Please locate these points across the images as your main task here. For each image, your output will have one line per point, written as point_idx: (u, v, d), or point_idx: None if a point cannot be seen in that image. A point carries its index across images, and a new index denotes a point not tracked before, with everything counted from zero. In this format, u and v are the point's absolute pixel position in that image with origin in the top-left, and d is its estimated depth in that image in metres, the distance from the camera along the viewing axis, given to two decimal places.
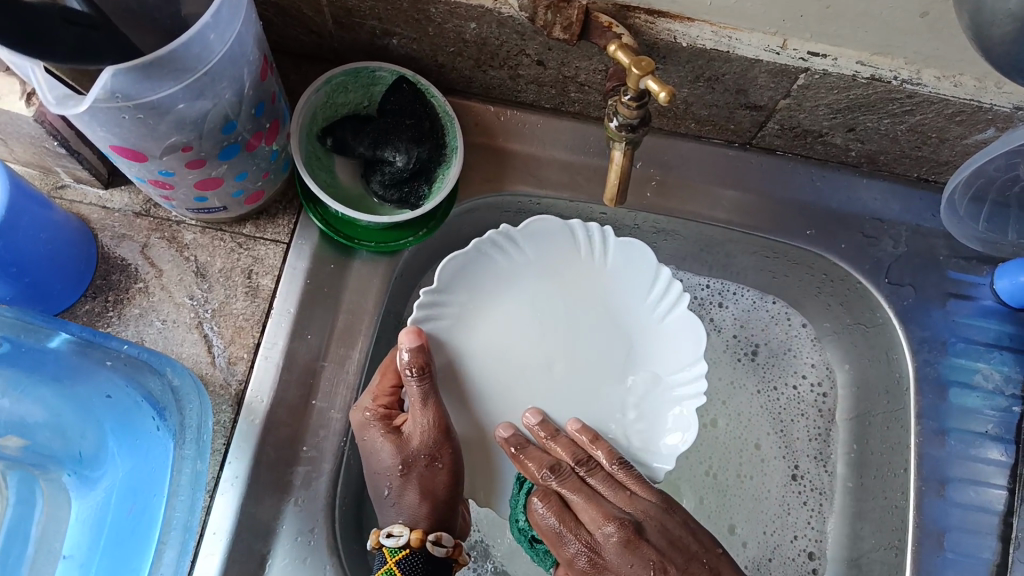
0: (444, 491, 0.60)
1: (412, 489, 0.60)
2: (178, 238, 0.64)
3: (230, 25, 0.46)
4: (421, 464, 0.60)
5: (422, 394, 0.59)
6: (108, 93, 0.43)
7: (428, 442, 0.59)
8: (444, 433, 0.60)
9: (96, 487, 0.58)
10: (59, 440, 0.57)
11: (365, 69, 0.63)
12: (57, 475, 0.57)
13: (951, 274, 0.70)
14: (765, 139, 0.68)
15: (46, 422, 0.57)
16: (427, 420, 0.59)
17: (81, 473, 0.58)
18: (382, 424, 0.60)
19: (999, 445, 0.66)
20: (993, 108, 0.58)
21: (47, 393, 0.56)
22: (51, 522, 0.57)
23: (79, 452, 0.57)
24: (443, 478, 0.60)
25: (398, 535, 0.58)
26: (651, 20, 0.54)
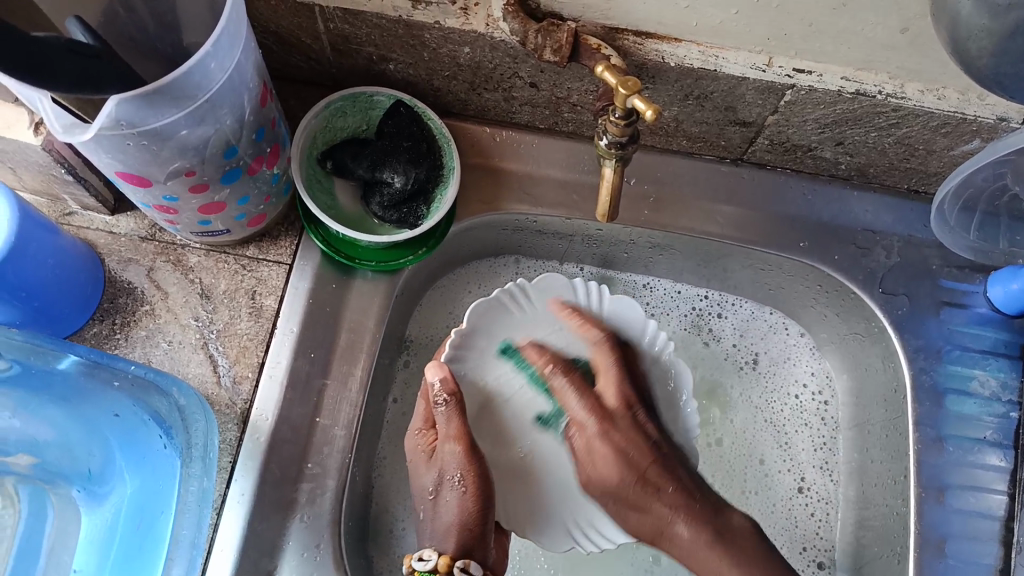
0: (480, 518, 0.59)
1: (446, 511, 0.59)
2: (183, 261, 0.65)
3: (230, 54, 0.48)
4: (450, 490, 0.59)
5: (445, 418, 0.59)
6: (113, 122, 0.45)
7: (456, 466, 0.59)
8: (473, 456, 0.60)
9: (100, 503, 0.59)
10: (67, 457, 0.58)
11: (362, 94, 0.65)
12: (66, 491, 0.59)
13: (944, 283, 0.71)
14: (756, 154, 0.70)
15: (55, 441, 0.58)
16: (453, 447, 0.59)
17: (90, 488, 0.59)
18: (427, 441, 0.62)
19: (998, 450, 0.67)
20: (977, 120, 0.59)
21: (55, 412, 0.57)
22: (60, 537, 0.58)
23: (88, 469, 0.59)
24: (473, 506, 0.59)
25: (427, 560, 0.56)
26: (639, 41, 0.56)
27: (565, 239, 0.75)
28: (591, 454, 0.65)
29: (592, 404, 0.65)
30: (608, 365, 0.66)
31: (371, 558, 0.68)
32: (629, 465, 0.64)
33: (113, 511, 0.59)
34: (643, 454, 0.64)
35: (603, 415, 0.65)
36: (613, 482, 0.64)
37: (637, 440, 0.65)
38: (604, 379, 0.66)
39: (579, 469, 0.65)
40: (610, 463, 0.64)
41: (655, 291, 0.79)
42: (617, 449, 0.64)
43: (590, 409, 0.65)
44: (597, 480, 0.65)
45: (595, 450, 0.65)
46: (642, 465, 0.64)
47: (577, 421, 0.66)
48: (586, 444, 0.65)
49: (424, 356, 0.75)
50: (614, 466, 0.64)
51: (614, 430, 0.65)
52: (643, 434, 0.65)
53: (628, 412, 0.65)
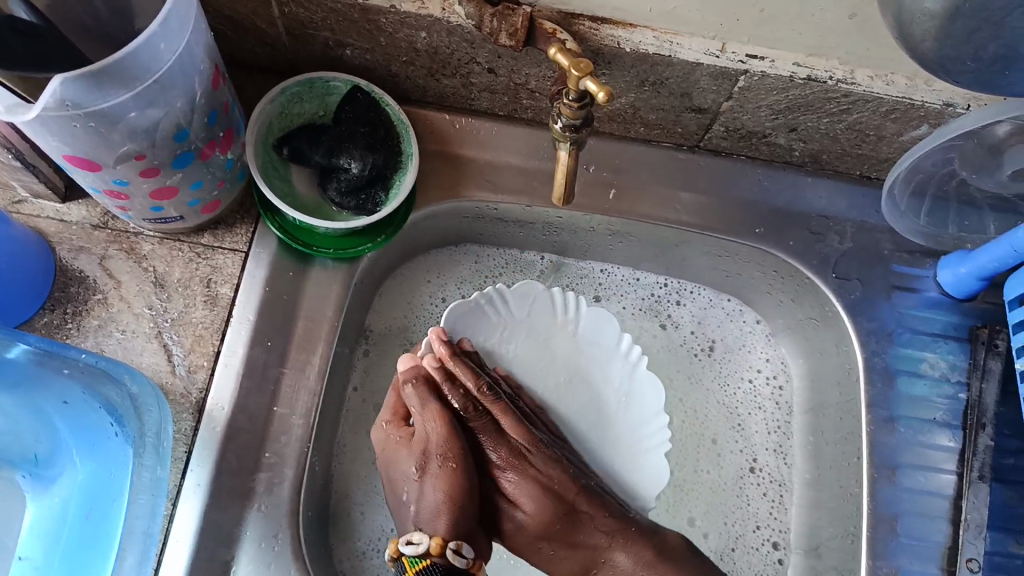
0: (464, 491, 0.58)
1: (433, 489, 0.58)
2: (137, 249, 0.65)
3: (179, 33, 0.48)
4: (436, 465, 0.59)
5: (420, 399, 0.61)
6: (58, 101, 0.44)
7: (439, 441, 0.59)
8: (454, 434, 0.60)
9: (48, 488, 0.58)
10: (14, 443, 0.57)
11: (319, 79, 0.64)
12: (11, 475, 0.57)
13: (896, 267, 0.72)
14: (712, 141, 0.71)
15: (0, 426, 0.57)
16: (434, 421, 0.60)
17: (36, 473, 0.58)
18: (400, 432, 0.62)
19: (947, 431, 0.68)
20: (925, 105, 0.61)
21: (3, 401, 0.55)
22: (3, 523, 0.57)
23: (35, 454, 0.58)
24: (460, 478, 0.58)
25: (417, 543, 0.54)
26: (595, 27, 0.57)
27: (525, 227, 0.75)
28: (509, 490, 0.61)
29: (501, 440, 0.61)
30: (506, 411, 0.61)
31: (331, 547, 0.68)
32: (551, 510, 0.61)
33: (62, 498, 0.58)
34: (566, 487, 0.62)
35: (521, 440, 0.62)
36: (537, 527, 0.61)
37: (570, 476, 0.62)
38: (507, 420, 0.61)
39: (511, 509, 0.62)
40: (539, 480, 0.61)
41: (612, 276, 0.80)
42: (538, 483, 0.61)
43: (501, 445, 0.61)
44: (528, 522, 0.61)
45: (510, 488, 0.61)
46: (564, 493, 0.61)
47: (495, 466, 0.62)
48: (506, 492, 0.61)
49: (384, 346, 0.74)
50: (534, 506, 0.61)
51: (531, 468, 0.62)
52: (562, 468, 0.62)
53: (542, 449, 0.62)
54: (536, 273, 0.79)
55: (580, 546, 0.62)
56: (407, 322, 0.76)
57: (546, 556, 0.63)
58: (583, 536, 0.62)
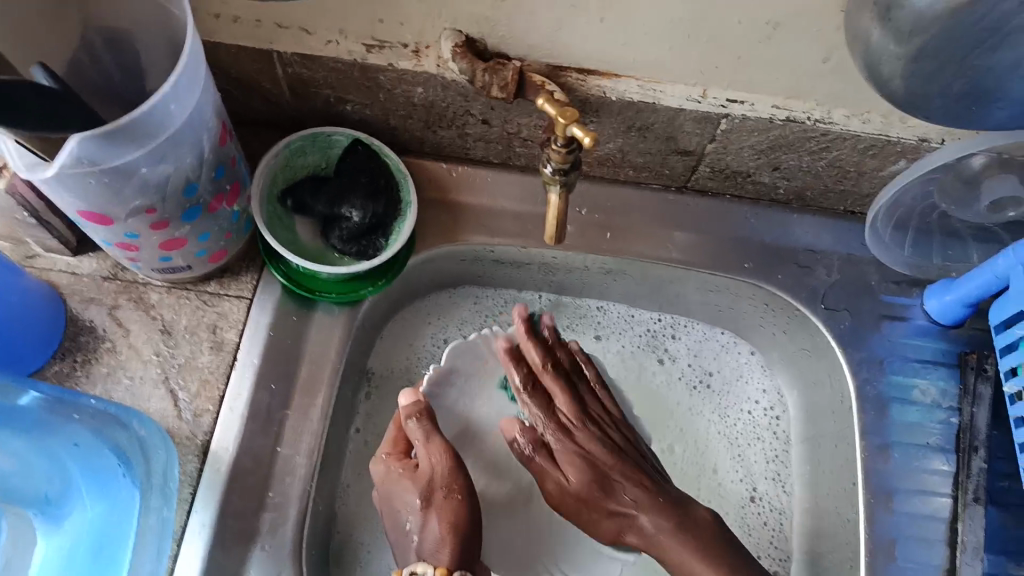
0: (468, 520, 0.60)
1: (437, 521, 0.59)
2: (145, 299, 0.67)
3: (190, 93, 0.51)
4: (440, 495, 0.60)
5: (423, 433, 0.62)
6: (75, 160, 0.47)
7: (444, 473, 0.61)
8: (457, 464, 0.62)
9: (60, 527, 0.59)
10: (28, 484, 0.58)
11: (321, 133, 0.67)
12: (24, 512, 0.58)
13: (883, 298, 0.75)
14: (699, 181, 0.74)
15: (13, 467, 0.58)
16: (439, 454, 0.62)
17: (49, 511, 0.59)
18: (401, 465, 0.63)
19: (942, 455, 0.70)
20: (900, 141, 0.64)
21: (18, 443, 0.57)
22: (17, 562, 0.58)
23: (46, 493, 0.59)
24: (465, 509, 0.60)
25: (421, 574, 0.55)
26: (583, 78, 0.60)
27: (522, 268, 0.77)
28: (562, 459, 0.66)
29: (553, 423, 0.67)
30: (557, 391, 0.68)
31: None
32: (591, 475, 0.65)
33: (74, 536, 0.59)
34: (597, 444, 0.66)
35: (579, 420, 0.67)
36: (579, 488, 0.65)
37: (601, 443, 0.66)
38: (558, 398, 0.68)
39: (552, 473, 0.66)
40: (585, 442, 0.66)
41: (608, 313, 0.82)
42: (574, 450, 0.66)
43: (548, 416, 0.67)
44: (569, 484, 0.65)
45: (563, 457, 0.66)
46: (603, 464, 0.66)
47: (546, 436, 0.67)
48: (554, 455, 0.66)
49: (387, 388, 0.76)
50: (579, 472, 0.65)
51: (574, 442, 0.66)
52: (602, 441, 0.66)
53: (588, 423, 0.67)
54: (536, 313, 0.81)
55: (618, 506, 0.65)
56: (409, 364, 0.77)
57: (586, 518, 0.65)
58: (618, 491, 0.65)
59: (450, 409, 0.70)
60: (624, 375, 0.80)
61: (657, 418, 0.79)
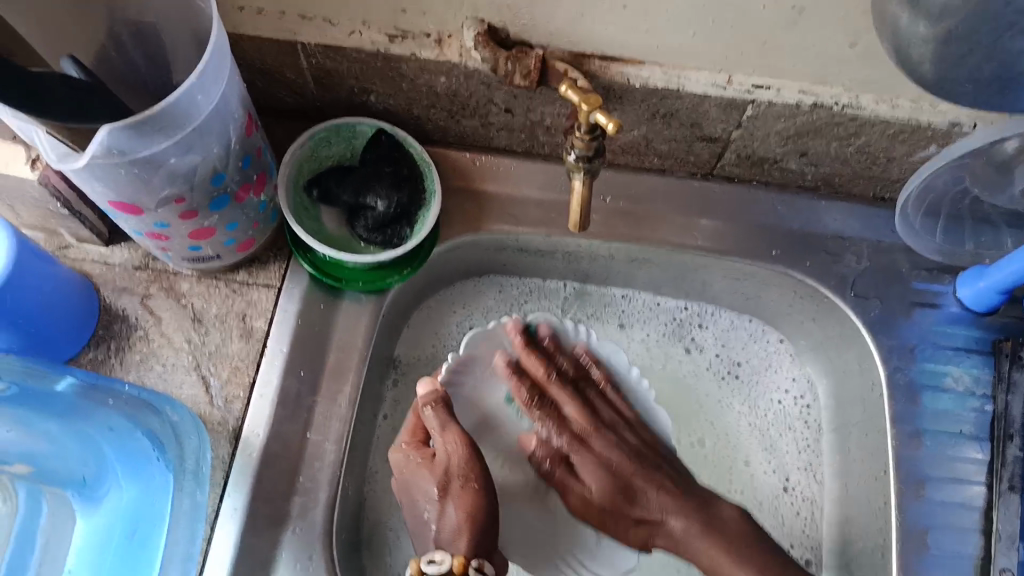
0: (485, 510, 0.62)
1: (455, 511, 0.61)
2: (176, 288, 0.68)
3: (215, 84, 0.51)
4: (457, 484, 0.63)
5: (439, 422, 0.64)
6: (105, 150, 0.48)
7: (460, 462, 0.63)
8: (472, 453, 0.64)
9: (96, 508, 0.62)
10: (63, 466, 0.61)
11: (345, 125, 0.68)
12: (61, 492, 0.62)
13: (914, 285, 0.73)
14: (725, 168, 0.73)
15: (47, 450, 0.61)
16: (454, 442, 0.64)
17: (85, 492, 0.62)
18: (419, 455, 0.65)
19: (976, 444, 0.69)
20: (931, 126, 0.62)
21: (54, 426, 0.59)
22: (53, 539, 0.61)
23: (82, 476, 0.62)
24: (482, 500, 0.63)
25: (440, 561, 0.57)
26: (605, 65, 0.59)
27: (546, 257, 0.77)
28: (578, 469, 0.69)
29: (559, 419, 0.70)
30: (568, 401, 0.70)
31: (367, 571, 0.70)
32: (615, 487, 0.68)
33: (107, 518, 0.61)
34: (614, 449, 0.69)
35: (602, 424, 0.70)
36: (600, 494, 0.68)
37: (619, 445, 0.69)
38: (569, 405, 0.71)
39: (576, 489, 0.69)
40: (604, 456, 0.69)
41: (634, 302, 0.82)
42: (593, 453, 0.69)
43: (561, 428, 0.70)
44: (593, 495, 0.68)
45: (581, 465, 0.69)
46: (625, 472, 0.68)
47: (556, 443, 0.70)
48: (574, 468, 0.70)
49: (413, 375, 0.77)
50: (599, 483, 0.68)
51: (591, 450, 0.69)
52: (623, 449, 0.69)
53: (601, 429, 0.70)
54: (561, 302, 0.81)
55: (646, 514, 0.67)
56: (434, 352, 0.78)
57: (615, 527, 0.68)
58: (640, 499, 0.68)
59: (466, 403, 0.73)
60: (650, 364, 0.80)
61: (684, 409, 0.79)
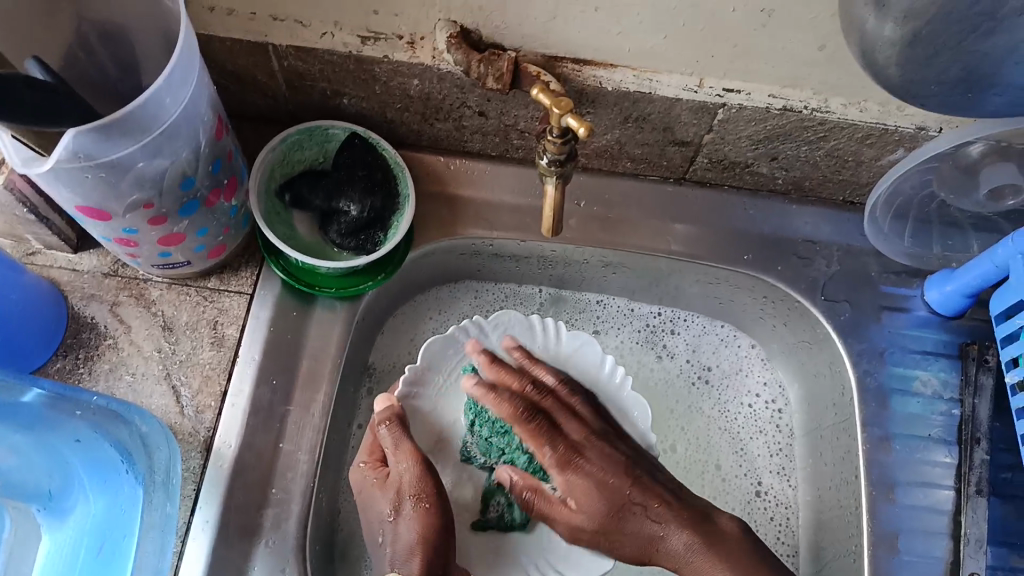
0: (439, 527, 0.60)
1: (408, 529, 0.60)
2: (145, 296, 0.67)
3: (183, 87, 0.50)
4: (410, 505, 0.60)
5: (393, 440, 0.62)
6: (71, 154, 0.46)
7: (413, 482, 0.61)
8: (426, 473, 0.62)
9: (63, 522, 0.59)
10: (28, 478, 0.58)
11: (318, 128, 0.67)
12: (26, 506, 0.59)
13: (884, 289, 0.74)
14: (698, 173, 0.73)
15: (14, 462, 0.58)
16: (408, 462, 0.62)
17: (51, 506, 0.59)
18: (376, 472, 0.63)
19: (943, 448, 0.69)
20: (898, 130, 0.63)
21: (19, 438, 0.57)
22: (17, 554, 0.58)
23: (48, 489, 0.59)
24: (431, 518, 0.60)
25: None
26: (578, 68, 0.60)
27: (521, 261, 0.77)
28: (571, 490, 0.65)
29: (552, 439, 0.66)
30: (558, 407, 0.68)
31: None
32: (613, 506, 0.64)
33: (75, 531, 0.59)
34: (606, 467, 0.65)
35: (587, 440, 0.66)
36: (597, 513, 0.64)
37: (608, 461, 0.65)
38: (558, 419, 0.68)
39: (569, 513, 0.65)
40: (598, 471, 0.65)
41: (608, 307, 0.82)
42: (584, 468, 0.65)
43: (553, 446, 0.66)
44: (587, 521, 0.64)
45: (574, 485, 0.65)
46: (618, 485, 0.65)
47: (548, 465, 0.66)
48: (563, 491, 0.65)
49: (387, 382, 0.76)
50: (595, 501, 0.64)
51: (584, 465, 0.65)
52: (613, 461, 0.66)
53: (594, 441, 0.66)
54: (536, 307, 0.81)
55: (642, 527, 0.64)
56: (409, 359, 0.77)
57: (611, 544, 0.65)
58: (635, 516, 0.64)
59: (425, 417, 0.70)
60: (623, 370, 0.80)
61: (657, 417, 0.79)
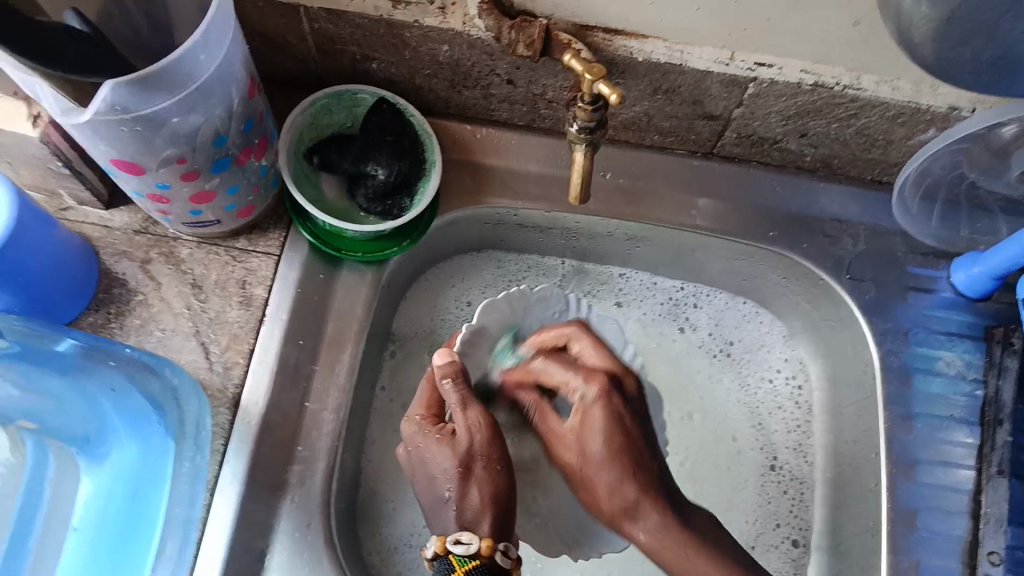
0: (506, 493, 0.60)
1: (478, 490, 0.58)
2: (176, 254, 0.68)
3: (218, 45, 0.51)
4: (480, 466, 0.59)
5: (461, 397, 0.60)
6: (108, 106, 0.47)
7: (483, 443, 0.60)
8: (493, 434, 0.61)
9: (101, 466, 0.61)
10: (67, 423, 0.60)
11: (347, 92, 0.68)
12: (66, 449, 0.60)
13: (910, 270, 0.74)
14: (725, 147, 0.73)
15: (51, 406, 0.59)
16: (478, 420, 0.60)
17: (89, 450, 0.61)
18: (435, 427, 0.61)
19: (965, 428, 0.69)
20: (931, 109, 0.63)
21: (57, 384, 0.59)
22: (57, 495, 0.59)
23: (85, 434, 0.60)
24: (503, 477, 0.60)
25: (467, 543, 0.54)
26: (609, 37, 0.60)
27: (545, 232, 0.77)
28: (588, 418, 0.63)
29: (590, 371, 0.64)
30: (586, 352, 0.66)
31: (361, 541, 0.70)
32: (620, 461, 0.61)
33: (110, 477, 0.61)
34: (630, 411, 0.63)
35: (607, 377, 0.64)
36: (597, 446, 0.62)
37: (631, 407, 0.64)
38: (590, 355, 0.66)
39: (564, 429, 0.65)
40: (603, 441, 0.62)
41: (631, 280, 0.82)
42: (612, 409, 0.63)
43: (591, 380, 0.63)
44: (589, 475, 0.62)
45: (594, 418, 0.62)
46: (627, 451, 0.62)
47: (577, 393, 0.64)
48: (581, 410, 0.63)
49: (410, 347, 0.77)
50: (604, 440, 0.62)
51: (610, 399, 0.63)
52: (623, 420, 0.63)
53: (618, 392, 0.64)
54: (559, 278, 0.82)
55: (630, 481, 0.61)
56: (431, 325, 0.78)
57: (594, 480, 0.62)
58: (627, 463, 0.62)
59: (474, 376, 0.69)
60: (645, 343, 0.81)
61: (676, 388, 0.80)
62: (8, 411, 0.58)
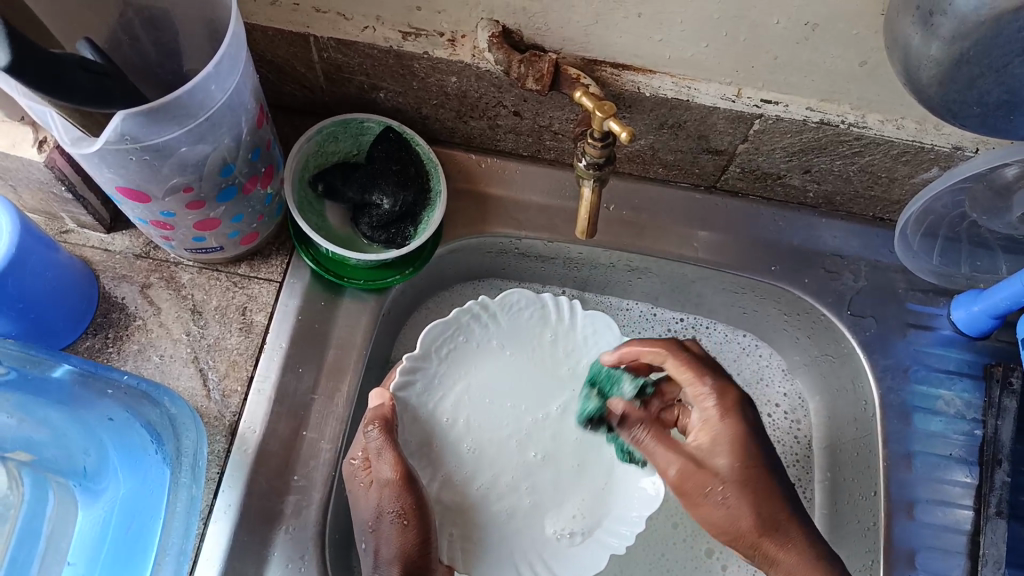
0: (422, 544, 0.57)
1: (387, 544, 0.57)
2: (176, 279, 0.67)
3: (230, 77, 0.51)
4: (390, 520, 0.57)
5: (377, 447, 0.58)
6: (118, 136, 0.47)
7: (392, 496, 0.57)
8: (407, 487, 0.58)
9: (97, 500, 0.60)
10: (64, 454, 0.59)
11: (353, 120, 0.68)
12: (64, 482, 0.59)
13: (910, 306, 0.74)
14: (729, 181, 0.73)
15: (48, 437, 0.59)
16: (390, 470, 0.58)
17: (86, 484, 0.59)
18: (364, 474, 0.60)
19: (964, 467, 0.69)
20: (935, 148, 0.63)
21: (53, 414, 0.58)
22: (55, 530, 0.58)
23: (83, 466, 0.59)
24: (411, 533, 0.57)
25: None
26: (617, 73, 0.60)
27: (546, 261, 0.77)
28: (717, 433, 0.59)
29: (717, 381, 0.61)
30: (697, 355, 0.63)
31: None
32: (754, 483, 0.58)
33: (107, 508, 0.59)
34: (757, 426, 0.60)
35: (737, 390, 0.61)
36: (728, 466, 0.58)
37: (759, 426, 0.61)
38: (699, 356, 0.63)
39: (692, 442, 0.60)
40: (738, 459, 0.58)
41: (630, 311, 0.81)
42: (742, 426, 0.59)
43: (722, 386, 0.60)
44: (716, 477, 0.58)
45: (728, 429, 0.59)
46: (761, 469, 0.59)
47: (704, 402, 0.60)
48: (709, 420, 0.60)
49: None
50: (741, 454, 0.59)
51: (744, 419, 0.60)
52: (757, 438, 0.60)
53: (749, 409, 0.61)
54: None
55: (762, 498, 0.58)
56: None
57: (722, 493, 0.58)
58: (752, 490, 0.58)
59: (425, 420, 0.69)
60: None
61: None
62: (5, 442, 0.58)
